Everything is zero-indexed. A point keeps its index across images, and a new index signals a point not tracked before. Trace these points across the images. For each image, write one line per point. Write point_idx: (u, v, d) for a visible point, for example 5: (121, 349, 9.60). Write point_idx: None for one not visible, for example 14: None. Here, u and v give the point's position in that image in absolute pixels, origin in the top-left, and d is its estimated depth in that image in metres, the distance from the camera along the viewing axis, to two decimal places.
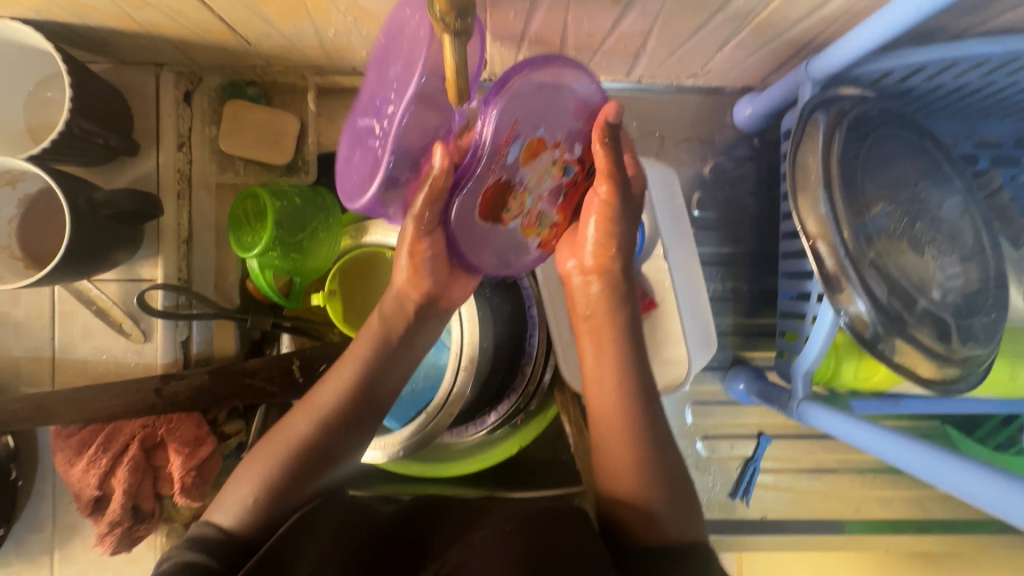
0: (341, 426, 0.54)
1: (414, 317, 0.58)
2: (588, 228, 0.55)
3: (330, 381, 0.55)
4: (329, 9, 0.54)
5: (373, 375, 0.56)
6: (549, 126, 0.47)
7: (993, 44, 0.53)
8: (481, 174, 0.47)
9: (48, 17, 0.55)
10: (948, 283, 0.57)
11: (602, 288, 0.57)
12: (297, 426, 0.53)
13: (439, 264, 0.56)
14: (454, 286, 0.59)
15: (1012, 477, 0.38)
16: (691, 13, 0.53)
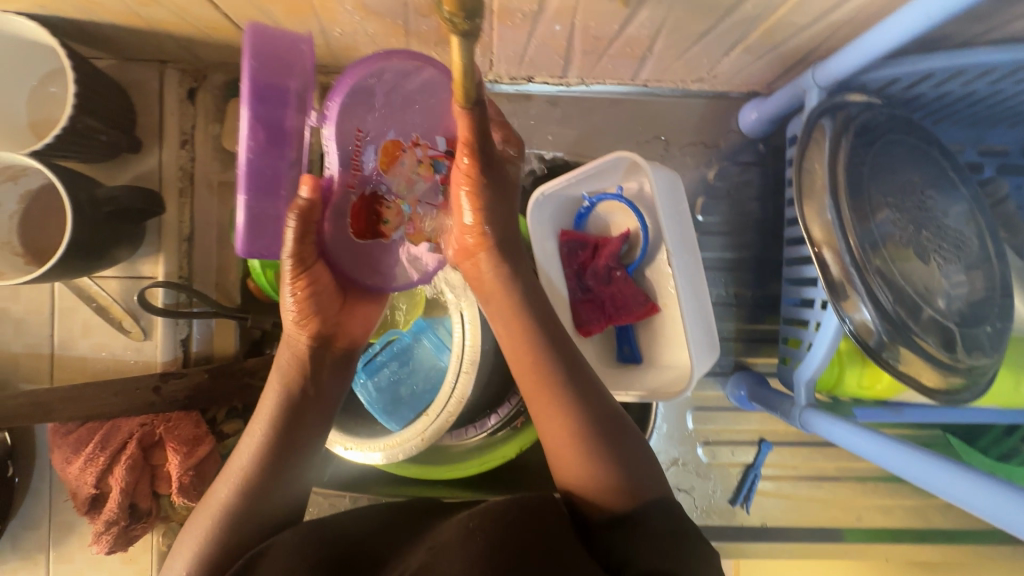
0: (278, 447, 0.54)
1: (313, 360, 0.58)
2: (464, 210, 0.53)
3: (264, 405, 0.56)
4: (335, 8, 0.54)
5: (298, 391, 0.56)
6: (399, 129, 0.51)
7: (1002, 52, 0.53)
8: (345, 187, 0.51)
9: (53, 12, 0.55)
10: (953, 291, 0.56)
11: (491, 265, 0.56)
12: (243, 447, 0.54)
13: (323, 299, 0.56)
14: (347, 321, 0.60)
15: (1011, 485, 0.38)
16: (699, 17, 0.53)
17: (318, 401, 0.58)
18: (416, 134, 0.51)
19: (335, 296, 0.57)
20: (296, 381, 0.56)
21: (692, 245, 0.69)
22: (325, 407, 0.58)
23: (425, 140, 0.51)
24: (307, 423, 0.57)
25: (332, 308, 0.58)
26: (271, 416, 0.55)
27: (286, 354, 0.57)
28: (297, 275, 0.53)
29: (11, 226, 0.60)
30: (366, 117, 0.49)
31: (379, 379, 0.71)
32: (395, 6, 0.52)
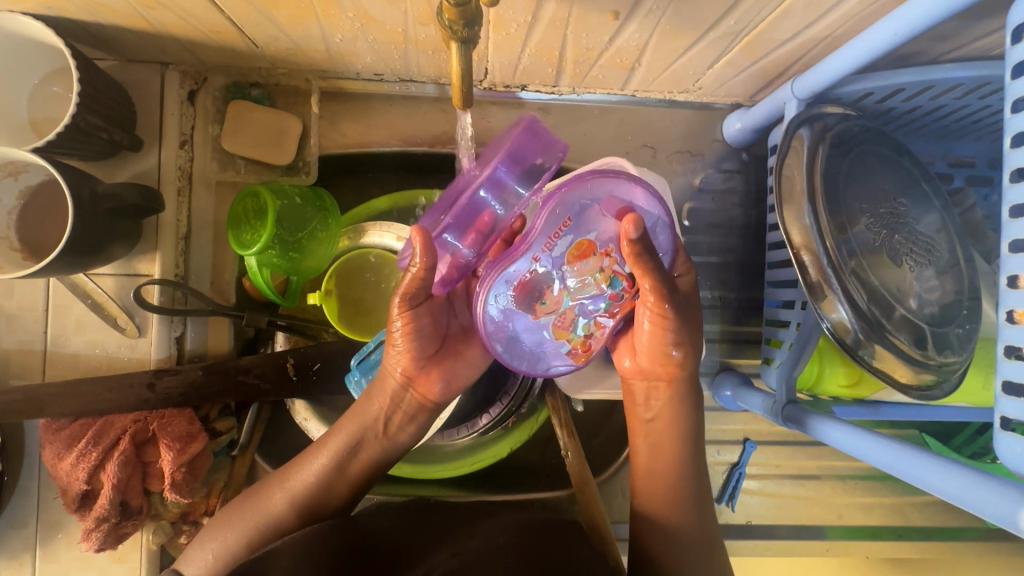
0: (341, 476, 0.59)
1: (407, 410, 0.61)
2: (642, 332, 0.58)
3: (344, 424, 0.60)
4: (337, 14, 0.56)
5: (372, 427, 0.60)
6: (600, 233, 0.52)
7: (965, 69, 0.57)
8: (523, 263, 0.52)
9: (59, 13, 0.56)
10: (925, 294, 0.59)
11: (670, 396, 0.61)
12: (311, 470, 0.59)
13: (421, 341, 0.58)
14: (436, 370, 0.61)
15: (1003, 480, 0.38)
16: (684, 30, 0.56)
17: (382, 443, 0.61)
18: (611, 245, 0.53)
19: (433, 342, 0.60)
20: (373, 421, 0.60)
21: None
22: (393, 445, 0.62)
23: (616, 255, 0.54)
24: (360, 460, 0.60)
25: (423, 356, 0.59)
26: (350, 439, 0.59)
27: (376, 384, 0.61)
28: (400, 313, 0.55)
29: (9, 222, 0.60)
30: (585, 215, 0.52)
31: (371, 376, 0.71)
32: (396, 13, 0.55)
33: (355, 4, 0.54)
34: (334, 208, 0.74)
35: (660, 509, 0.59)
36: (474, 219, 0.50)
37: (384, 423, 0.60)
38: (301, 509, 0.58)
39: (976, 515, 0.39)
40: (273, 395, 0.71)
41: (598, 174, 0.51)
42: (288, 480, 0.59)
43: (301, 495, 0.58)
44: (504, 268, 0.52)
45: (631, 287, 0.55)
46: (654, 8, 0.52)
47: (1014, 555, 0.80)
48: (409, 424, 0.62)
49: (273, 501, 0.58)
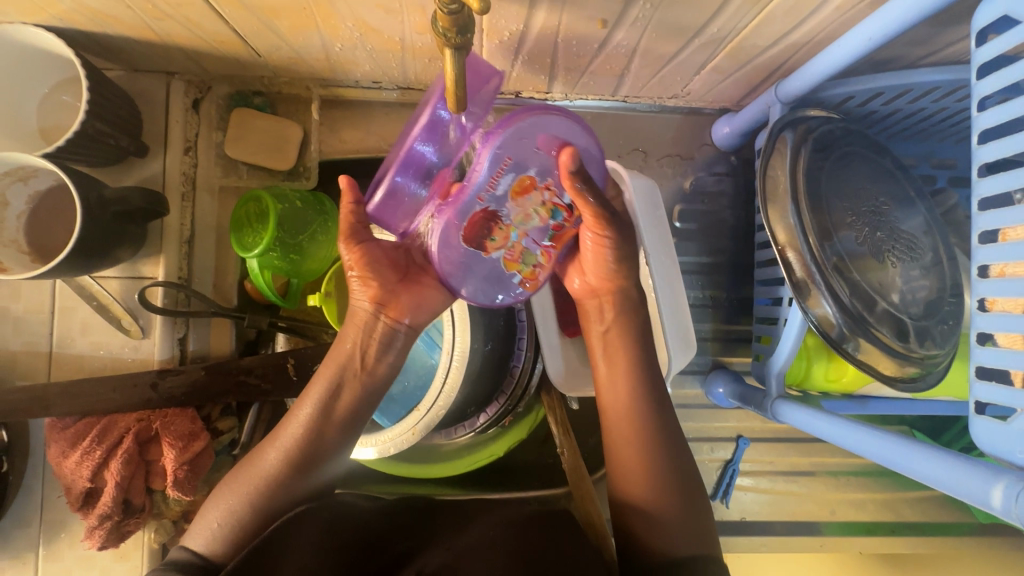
0: (324, 417, 0.58)
1: (382, 340, 0.60)
2: (587, 257, 0.62)
3: (321, 372, 0.60)
4: (337, 24, 0.58)
5: (347, 361, 0.60)
6: (539, 169, 0.54)
7: (941, 73, 0.59)
8: (472, 201, 0.54)
9: (70, 25, 0.59)
10: (907, 289, 0.61)
11: (615, 312, 0.63)
12: (295, 420, 0.58)
13: (379, 268, 0.60)
14: (404, 295, 0.61)
15: (976, 461, 0.40)
16: (670, 37, 0.59)
17: (361, 380, 0.60)
18: (551, 180, 0.55)
19: (394, 272, 0.61)
20: (350, 355, 0.60)
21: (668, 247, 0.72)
22: (375, 378, 0.61)
23: (556, 187, 0.56)
24: (344, 402, 0.59)
25: (388, 280, 0.60)
26: (327, 384, 0.59)
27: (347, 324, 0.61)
28: (349, 246, 0.59)
29: (18, 225, 0.62)
30: (522, 153, 0.53)
31: None
32: (393, 23, 0.57)
33: (354, 14, 0.56)
34: (334, 211, 0.76)
35: (648, 488, 0.57)
36: (418, 158, 0.55)
37: (361, 351, 0.60)
38: (291, 461, 0.57)
39: (952, 495, 0.41)
40: (274, 395, 0.73)
41: (534, 108, 0.52)
42: (278, 438, 0.58)
43: (290, 446, 0.57)
44: (453, 207, 0.54)
45: (572, 217, 0.59)
46: (640, 16, 0.54)
47: (1007, 550, 0.80)
48: (386, 351, 0.61)
49: (266, 460, 0.57)
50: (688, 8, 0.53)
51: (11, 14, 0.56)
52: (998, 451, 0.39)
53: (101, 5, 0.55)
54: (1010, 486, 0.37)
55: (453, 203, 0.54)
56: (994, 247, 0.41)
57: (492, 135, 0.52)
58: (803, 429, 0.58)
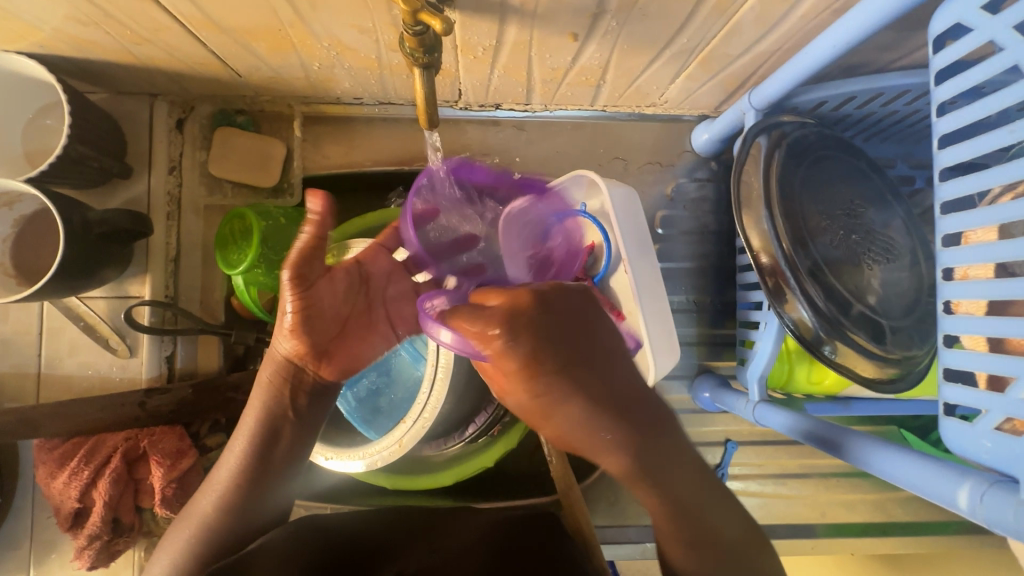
0: (249, 473, 0.60)
1: (313, 394, 0.63)
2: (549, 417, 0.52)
3: (243, 427, 0.62)
4: (313, 44, 0.59)
5: (277, 418, 0.61)
6: None
7: (909, 76, 0.60)
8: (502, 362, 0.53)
9: (51, 51, 0.60)
10: (885, 290, 0.61)
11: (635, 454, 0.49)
12: (223, 471, 0.60)
13: (318, 322, 0.59)
14: (335, 352, 0.61)
15: (944, 463, 0.40)
16: (642, 48, 0.59)
17: (295, 424, 0.62)
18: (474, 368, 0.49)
19: (332, 325, 0.60)
20: (271, 409, 0.61)
21: (647, 254, 0.74)
22: (303, 429, 0.63)
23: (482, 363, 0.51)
24: (281, 446, 0.62)
25: (323, 332, 0.59)
26: (249, 442, 0.60)
27: (267, 374, 0.61)
28: (295, 295, 0.56)
29: (3, 249, 0.63)
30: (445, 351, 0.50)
31: (359, 389, 0.73)
32: (369, 42, 0.58)
33: (329, 34, 0.57)
34: (319, 227, 0.76)
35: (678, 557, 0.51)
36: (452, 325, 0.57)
37: (288, 410, 0.61)
38: (226, 507, 0.59)
39: (922, 497, 0.41)
40: None
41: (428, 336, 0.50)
42: (214, 482, 0.60)
43: (223, 494, 0.59)
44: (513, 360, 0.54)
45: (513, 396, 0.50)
46: (609, 29, 0.55)
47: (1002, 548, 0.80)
48: (317, 403, 0.63)
49: (200, 505, 0.59)
50: (655, 20, 0.54)
51: None
52: (968, 453, 0.40)
53: (80, 32, 0.56)
54: (976, 487, 0.37)
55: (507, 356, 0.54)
56: (956, 250, 0.41)
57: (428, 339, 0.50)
58: (783, 432, 0.59)
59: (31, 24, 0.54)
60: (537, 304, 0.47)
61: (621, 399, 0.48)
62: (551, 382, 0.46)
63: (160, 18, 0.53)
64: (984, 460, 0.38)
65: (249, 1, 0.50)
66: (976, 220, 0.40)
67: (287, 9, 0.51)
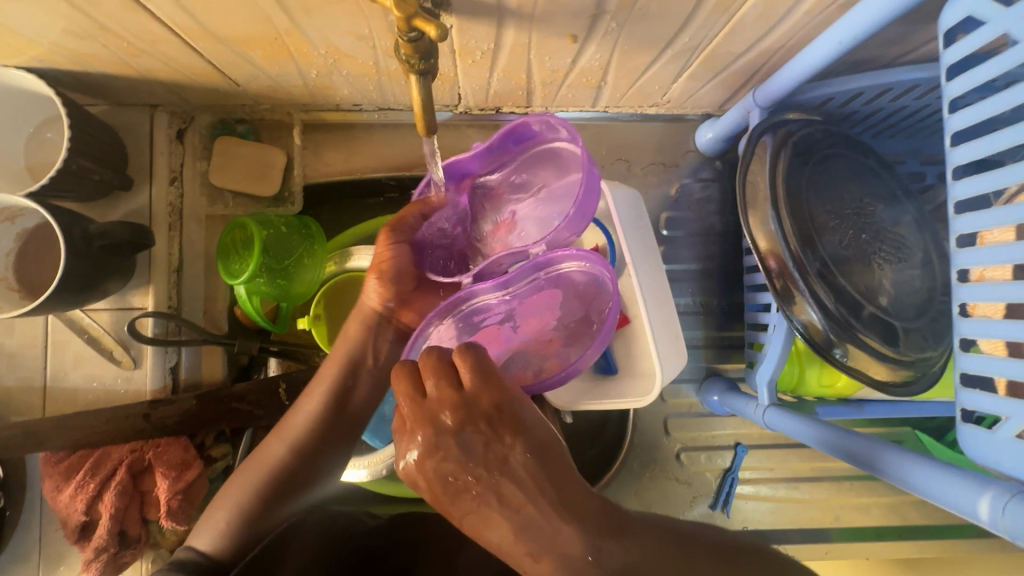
0: (328, 410, 0.62)
1: (396, 340, 0.66)
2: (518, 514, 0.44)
3: (324, 373, 0.63)
4: (310, 52, 0.58)
5: (357, 357, 0.63)
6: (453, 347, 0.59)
7: (918, 71, 0.59)
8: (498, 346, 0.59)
9: (50, 65, 0.60)
10: (897, 290, 0.60)
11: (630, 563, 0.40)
12: (302, 414, 0.61)
13: (402, 270, 0.63)
14: (414, 303, 0.65)
15: (960, 471, 0.39)
16: (643, 48, 0.58)
17: (374, 374, 0.64)
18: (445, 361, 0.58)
19: (412, 278, 0.64)
20: (359, 349, 0.63)
21: (652, 257, 0.73)
22: (376, 382, 0.64)
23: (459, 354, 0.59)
24: (359, 394, 0.63)
25: (408, 282, 0.64)
26: (328, 387, 0.62)
27: (351, 332, 0.64)
28: (384, 246, 0.63)
29: (7, 263, 0.63)
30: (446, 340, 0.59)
31: None
32: (365, 49, 0.57)
33: (326, 42, 0.56)
34: (319, 234, 0.76)
35: None
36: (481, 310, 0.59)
37: (367, 353, 0.64)
38: (298, 453, 0.60)
39: (940, 506, 0.40)
40: (265, 421, 0.73)
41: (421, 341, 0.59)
42: (283, 431, 0.61)
43: (297, 438, 0.60)
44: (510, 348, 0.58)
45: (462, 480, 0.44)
46: (609, 29, 0.54)
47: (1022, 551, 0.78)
48: (395, 349, 0.66)
49: (271, 450, 0.60)
50: (655, 19, 0.52)
51: None
52: (988, 461, 0.38)
53: (77, 45, 0.56)
54: (997, 497, 0.36)
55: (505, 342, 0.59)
56: (972, 251, 0.40)
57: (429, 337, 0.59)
58: (792, 436, 0.58)
59: (29, 39, 0.54)
60: (428, 419, 0.41)
61: (562, 505, 0.39)
62: (465, 511, 0.39)
63: (155, 29, 0.53)
64: (1005, 468, 0.37)
65: (244, 10, 0.49)
66: (992, 220, 0.39)
67: (281, 17, 0.51)
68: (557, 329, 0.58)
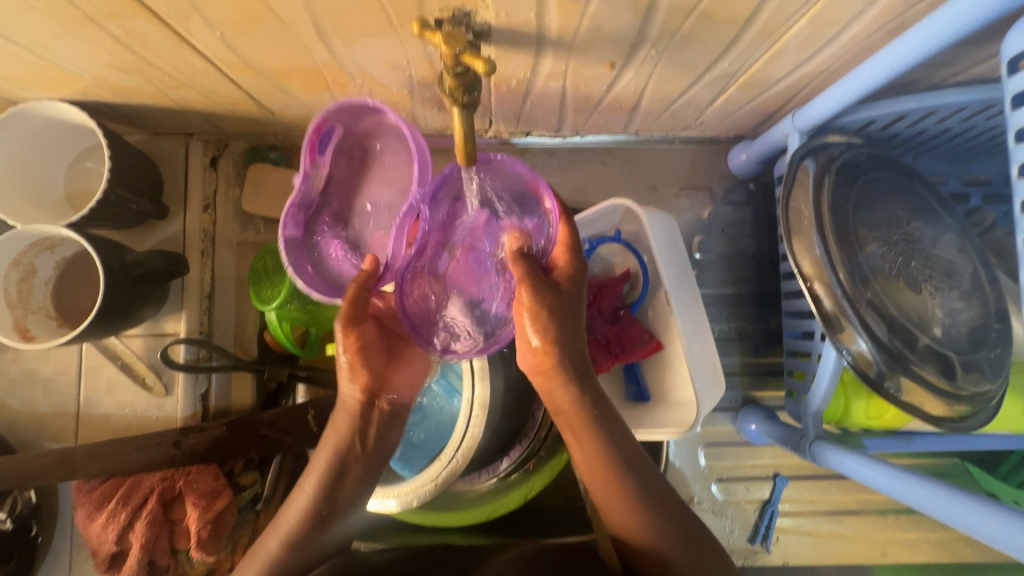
0: (328, 481, 0.55)
1: (386, 422, 0.58)
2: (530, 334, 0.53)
3: (315, 462, 0.56)
4: (347, 82, 0.59)
5: (348, 446, 0.56)
6: (437, 282, 0.55)
7: (967, 93, 0.57)
8: (452, 270, 0.55)
9: (93, 97, 0.61)
10: (951, 319, 0.57)
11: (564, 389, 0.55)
12: (293, 509, 0.55)
13: (370, 354, 0.56)
14: (393, 378, 0.59)
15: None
16: (682, 73, 0.58)
17: (366, 460, 0.57)
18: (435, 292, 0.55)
19: (382, 354, 0.58)
20: (348, 441, 0.56)
21: (690, 283, 0.71)
22: (374, 462, 0.58)
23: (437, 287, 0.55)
24: (349, 485, 0.56)
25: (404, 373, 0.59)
26: (320, 480, 0.55)
27: (341, 420, 0.56)
28: (345, 331, 0.55)
29: (45, 291, 0.63)
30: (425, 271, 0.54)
31: None
32: (401, 78, 0.57)
33: (362, 72, 0.57)
34: None
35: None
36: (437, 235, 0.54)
37: (361, 438, 0.57)
38: (290, 544, 0.53)
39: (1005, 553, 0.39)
40: (296, 447, 0.71)
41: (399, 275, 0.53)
42: (279, 525, 0.55)
43: (290, 533, 0.54)
44: (463, 263, 0.55)
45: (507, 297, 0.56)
46: (648, 57, 0.54)
47: None
48: (386, 435, 0.58)
49: (265, 547, 0.54)
50: (696, 47, 0.52)
51: (38, 92, 0.58)
52: None
53: (120, 79, 0.57)
54: None
55: (453, 264, 0.55)
56: None
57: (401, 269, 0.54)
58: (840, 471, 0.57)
59: (73, 73, 0.55)
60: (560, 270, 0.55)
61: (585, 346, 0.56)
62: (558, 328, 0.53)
63: (198, 63, 0.53)
64: None
65: (287, 42, 0.50)
66: None
67: (321, 49, 0.51)
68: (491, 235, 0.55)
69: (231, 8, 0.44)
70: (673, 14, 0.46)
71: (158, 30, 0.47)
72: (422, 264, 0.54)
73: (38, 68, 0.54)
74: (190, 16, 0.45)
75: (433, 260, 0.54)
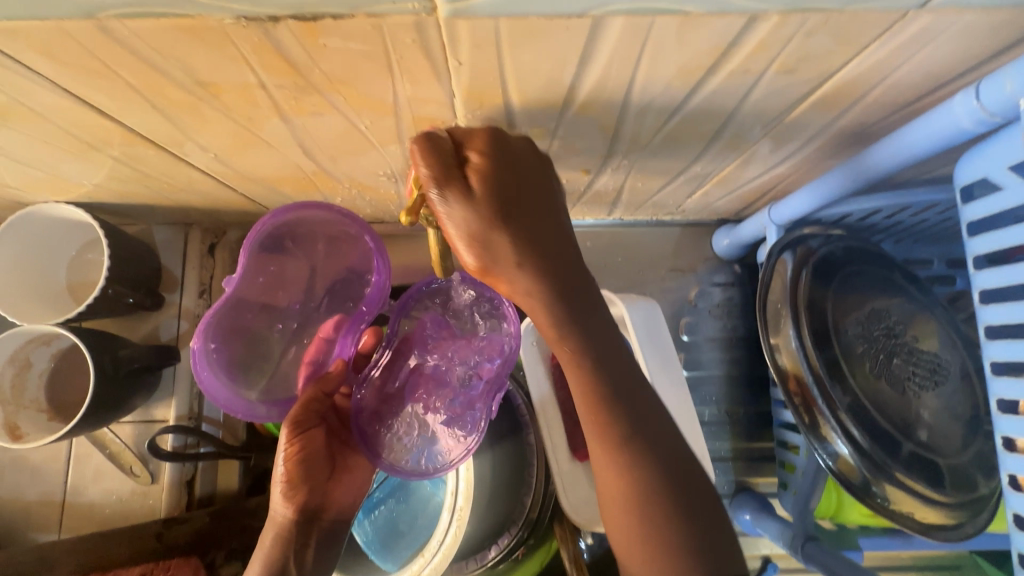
0: None
1: (319, 539, 0.60)
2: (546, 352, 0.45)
3: None
4: (335, 185, 0.61)
5: (283, 558, 0.57)
6: (400, 403, 0.60)
7: (939, 192, 0.58)
8: (410, 386, 0.60)
9: (96, 199, 0.64)
10: (937, 420, 0.55)
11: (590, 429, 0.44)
12: None
13: (312, 465, 0.61)
14: (332, 491, 0.62)
15: None
16: (657, 174, 0.60)
17: None
18: (399, 411, 0.60)
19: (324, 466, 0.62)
20: (279, 560, 0.57)
21: (674, 369, 0.72)
22: None
23: (400, 407, 0.60)
24: None
25: (343, 486, 0.63)
26: None
27: (268, 536, 0.58)
28: (290, 439, 0.60)
29: (39, 384, 0.64)
30: (381, 398, 0.60)
31: (376, 516, 0.71)
32: (387, 182, 0.60)
33: (349, 177, 0.59)
34: None
35: None
36: (388, 360, 0.61)
37: (293, 558, 0.58)
38: None
39: None
40: None
41: (359, 407, 0.60)
42: None
43: None
44: (413, 379, 0.60)
45: (463, 399, 0.59)
46: (622, 163, 0.56)
47: None
48: (321, 555, 0.60)
49: None
50: (665, 157, 0.54)
51: (46, 196, 0.62)
52: None
53: (122, 186, 0.60)
54: None
55: (407, 382, 0.60)
56: (1016, 420, 0.40)
57: (361, 402, 0.60)
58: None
59: (77, 183, 0.58)
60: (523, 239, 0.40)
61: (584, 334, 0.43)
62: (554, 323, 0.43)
63: (193, 174, 0.56)
64: None
65: (276, 158, 0.53)
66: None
67: (309, 162, 0.54)
68: (437, 351, 0.60)
69: (223, 138, 0.47)
70: (639, 134, 0.48)
71: (155, 152, 0.50)
72: (376, 391, 0.60)
73: (46, 180, 0.57)
74: (185, 143, 0.48)
75: (389, 381, 0.60)
